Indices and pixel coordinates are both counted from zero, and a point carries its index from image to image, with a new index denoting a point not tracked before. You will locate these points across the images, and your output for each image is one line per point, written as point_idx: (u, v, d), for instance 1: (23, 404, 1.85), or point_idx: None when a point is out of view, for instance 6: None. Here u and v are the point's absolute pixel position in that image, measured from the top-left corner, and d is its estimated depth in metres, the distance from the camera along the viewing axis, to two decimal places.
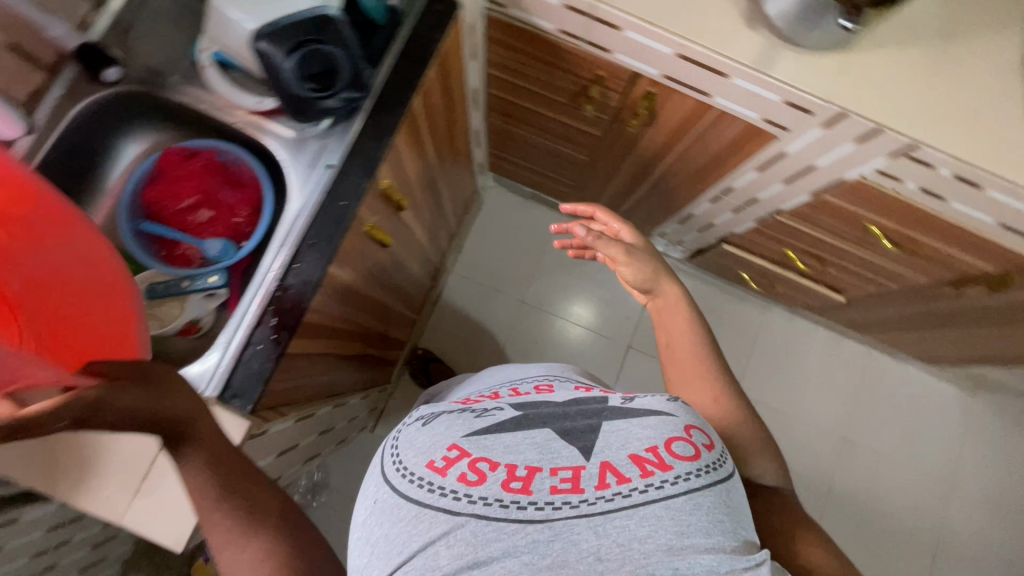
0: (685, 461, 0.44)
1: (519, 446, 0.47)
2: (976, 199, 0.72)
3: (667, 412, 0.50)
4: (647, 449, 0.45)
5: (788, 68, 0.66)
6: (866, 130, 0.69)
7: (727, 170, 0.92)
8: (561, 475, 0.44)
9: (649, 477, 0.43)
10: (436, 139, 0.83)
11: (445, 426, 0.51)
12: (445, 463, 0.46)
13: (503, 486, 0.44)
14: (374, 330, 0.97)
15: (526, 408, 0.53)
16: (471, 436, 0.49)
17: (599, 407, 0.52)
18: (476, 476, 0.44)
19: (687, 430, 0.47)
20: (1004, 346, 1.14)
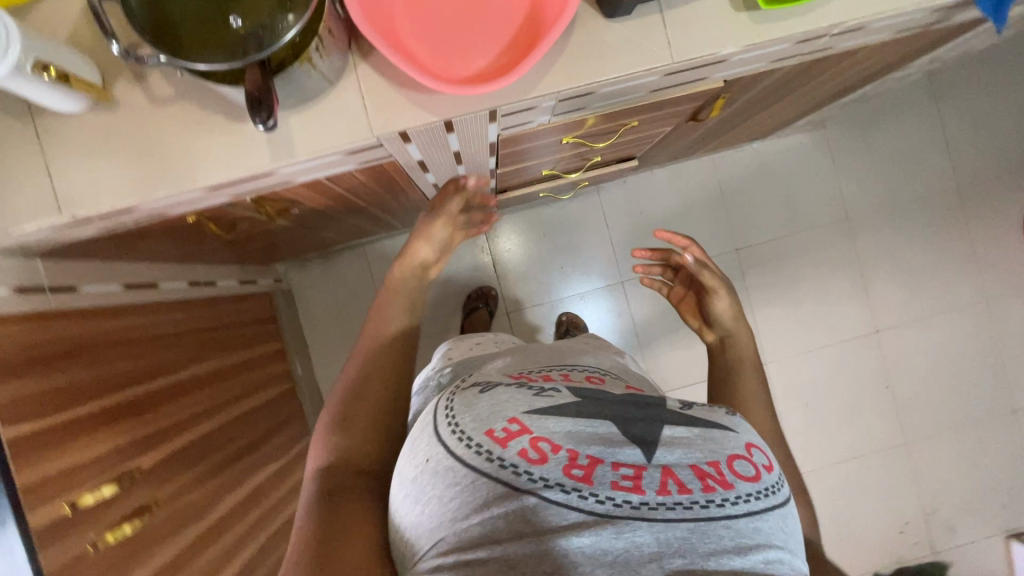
0: (746, 481, 0.42)
1: (581, 431, 0.43)
2: (605, 96, 0.62)
3: (727, 426, 0.47)
4: (709, 464, 0.42)
5: (307, 137, 0.54)
6: (444, 125, 0.58)
7: (407, 184, 0.82)
8: (624, 471, 0.40)
9: (709, 494, 0.40)
10: (113, 384, 0.75)
11: (505, 393, 0.45)
12: (504, 434, 0.41)
13: (565, 472, 0.40)
14: (238, 533, 0.94)
15: (582, 393, 0.48)
16: (538, 411, 0.43)
17: (659, 405, 0.47)
18: (537, 456, 0.40)
19: (748, 449, 0.45)
20: (795, 109, 1.07)
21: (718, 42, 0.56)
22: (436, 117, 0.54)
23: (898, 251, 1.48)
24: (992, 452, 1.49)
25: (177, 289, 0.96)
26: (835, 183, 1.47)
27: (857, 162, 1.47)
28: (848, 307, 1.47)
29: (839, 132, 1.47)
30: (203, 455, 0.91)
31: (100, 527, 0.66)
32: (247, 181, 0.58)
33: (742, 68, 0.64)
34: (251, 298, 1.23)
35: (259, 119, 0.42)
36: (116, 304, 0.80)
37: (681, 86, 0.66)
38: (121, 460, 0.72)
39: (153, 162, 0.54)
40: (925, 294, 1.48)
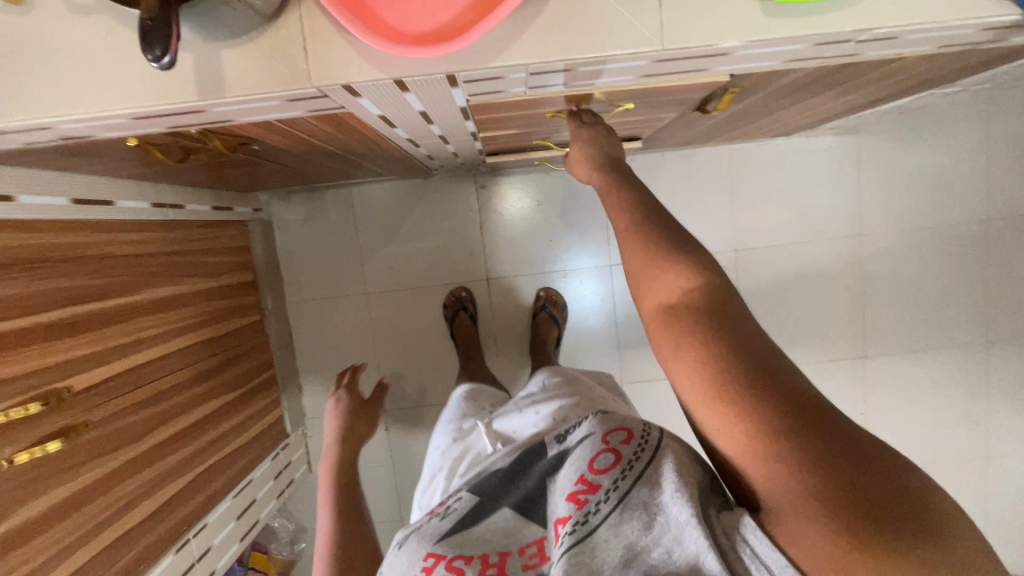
0: (608, 470, 0.51)
1: (486, 533, 0.54)
2: (586, 73, 0.54)
3: (587, 433, 0.56)
4: (577, 482, 0.51)
5: (240, 77, 0.48)
6: (396, 84, 0.51)
7: (376, 135, 0.76)
8: (529, 552, 0.52)
9: (584, 508, 0.49)
10: (49, 303, 0.73)
11: (421, 533, 0.55)
12: (424, 573, 0.50)
13: (481, 574, 0.49)
14: (178, 459, 0.95)
15: (483, 493, 0.58)
16: (443, 539, 0.53)
17: (536, 458, 0.59)
18: (454, 572, 0.49)
19: (602, 441, 0.54)
20: (822, 112, 0.97)
21: (720, 32, 0.48)
22: (385, 75, 0.48)
23: (905, 277, 1.39)
24: (955, 493, 1.46)
25: (136, 209, 0.92)
26: (854, 196, 1.37)
27: (885, 175, 1.37)
28: (839, 327, 1.41)
29: (871, 140, 1.36)
30: (148, 381, 0.90)
31: (18, 444, 0.66)
32: (177, 114, 0.53)
33: (751, 64, 0.56)
34: (224, 225, 1.20)
35: (152, 55, 0.37)
36: (61, 218, 0.77)
37: (678, 74, 0.58)
38: (50, 378, 0.72)
39: (69, 80, 0.49)
40: (923, 326, 1.41)
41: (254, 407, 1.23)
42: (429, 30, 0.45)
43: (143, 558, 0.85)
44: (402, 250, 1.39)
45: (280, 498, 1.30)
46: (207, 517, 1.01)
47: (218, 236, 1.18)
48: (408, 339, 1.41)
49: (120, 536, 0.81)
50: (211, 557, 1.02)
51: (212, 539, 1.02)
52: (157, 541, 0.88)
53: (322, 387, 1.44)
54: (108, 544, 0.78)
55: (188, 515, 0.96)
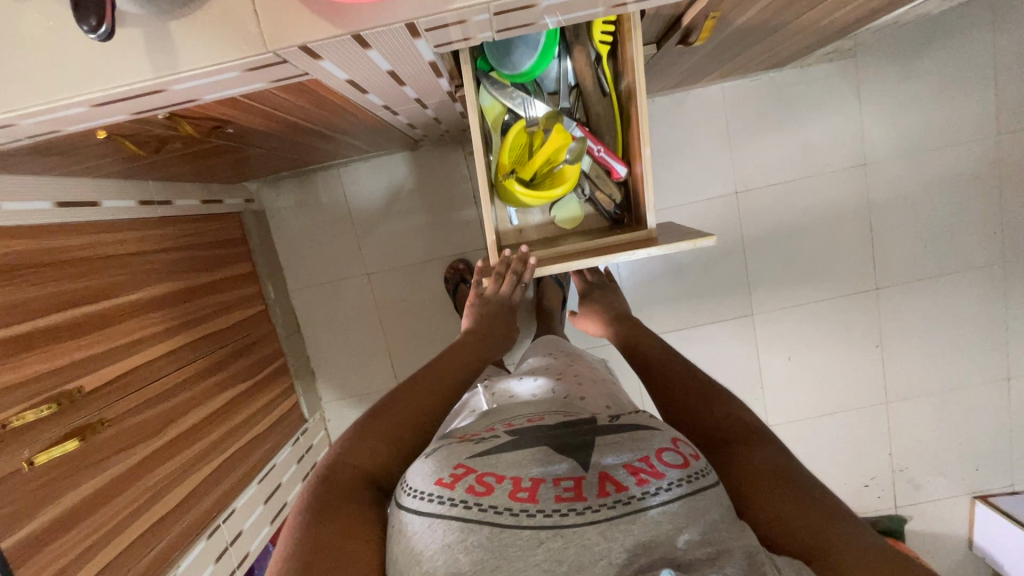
0: (675, 468, 0.49)
1: (521, 461, 0.50)
2: (555, 8, 0.52)
3: (655, 427, 0.55)
4: (640, 460, 0.50)
5: (194, 49, 0.47)
6: (355, 40, 0.49)
7: (348, 104, 0.73)
8: (564, 485, 0.48)
9: (644, 487, 0.48)
10: (50, 306, 0.73)
11: (448, 451, 0.52)
12: (452, 478, 0.48)
13: (511, 496, 0.46)
14: (200, 449, 0.97)
15: (521, 431, 0.55)
16: (478, 454, 0.50)
17: (589, 426, 0.56)
18: (484, 488, 0.47)
19: (674, 441, 0.53)
20: (814, 34, 0.93)
21: None
22: (342, 31, 0.46)
23: (914, 203, 1.35)
24: (973, 416, 1.45)
25: (124, 207, 0.92)
26: (856, 123, 1.32)
27: (886, 98, 1.31)
28: (848, 262, 1.38)
29: (871, 63, 1.30)
30: (160, 377, 0.91)
31: (36, 446, 0.68)
32: (138, 98, 0.51)
33: None
34: (215, 218, 1.19)
35: (89, 26, 0.35)
36: (48, 223, 0.76)
37: (652, 2, 0.55)
38: (61, 380, 0.73)
39: (16, 69, 0.47)
40: (934, 251, 1.37)
41: (269, 396, 1.25)
42: None
43: (176, 546, 0.88)
44: (399, 228, 1.38)
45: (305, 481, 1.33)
46: (234, 504, 1.04)
47: (211, 230, 1.17)
48: (413, 316, 1.42)
49: (151, 527, 0.83)
50: (243, 541, 1.05)
51: (242, 524, 1.06)
52: (188, 529, 0.91)
53: (335, 371, 1.45)
54: (139, 534, 0.81)
55: (215, 503, 0.99)
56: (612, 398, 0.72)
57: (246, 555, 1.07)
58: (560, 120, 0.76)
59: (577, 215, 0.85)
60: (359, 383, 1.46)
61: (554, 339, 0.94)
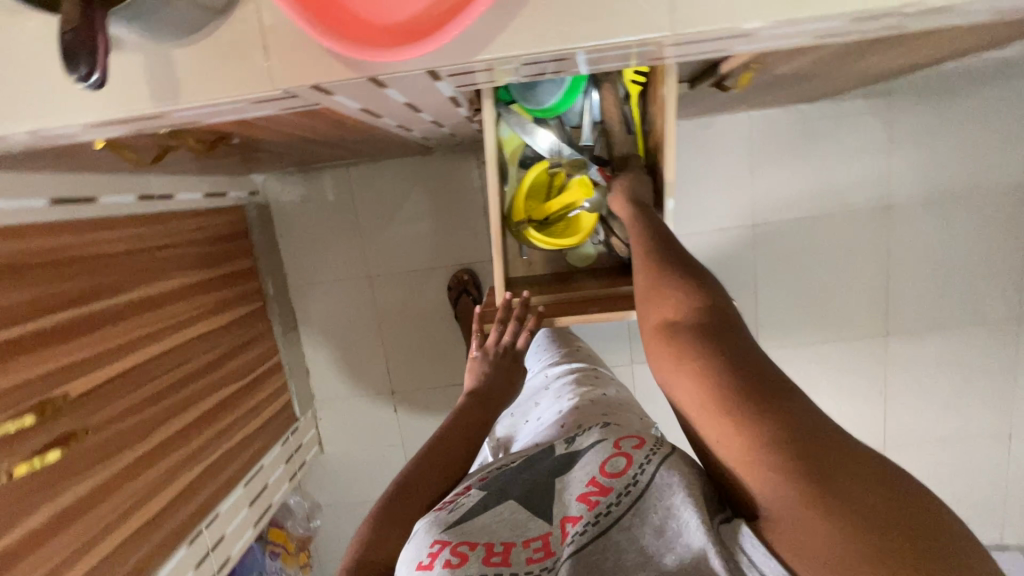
0: (620, 476, 0.47)
1: (490, 522, 0.47)
2: (586, 60, 0.48)
3: (602, 438, 0.53)
4: (588, 483, 0.48)
5: (198, 81, 0.43)
6: (370, 82, 0.45)
7: (361, 124, 0.70)
8: (533, 544, 0.45)
9: (596, 509, 0.45)
10: (40, 311, 0.71)
11: (421, 525, 0.47)
12: (429, 558, 0.43)
13: (485, 562, 0.43)
14: (185, 453, 0.95)
15: (489, 482, 0.52)
16: (452, 523, 0.46)
17: (544, 459, 0.53)
18: (458, 559, 0.42)
19: (615, 446, 0.50)
20: (852, 78, 0.89)
21: (744, 13, 0.41)
22: (359, 75, 0.42)
23: (935, 251, 1.31)
24: (971, 469, 1.43)
25: (123, 204, 0.89)
26: (884, 164, 1.28)
27: (917, 140, 1.26)
28: (861, 304, 1.35)
29: (906, 103, 1.25)
30: (150, 380, 0.89)
31: (16, 457, 0.66)
32: (136, 122, 0.48)
33: (777, 43, 0.49)
34: (216, 212, 1.16)
35: (78, 74, 0.33)
36: (41, 222, 0.74)
37: (691, 57, 0.52)
38: (47, 387, 0.71)
39: (7, 89, 0.44)
40: (950, 301, 1.34)
41: (261, 395, 1.23)
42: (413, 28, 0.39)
43: (156, 552, 0.87)
44: (404, 231, 1.35)
45: (292, 481, 1.32)
46: (218, 507, 1.03)
47: (212, 224, 1.14)
48: (413, 322, 1.39)
49: (131, 534, 0.82)
50: (225, 545, 1.04)
51: (225, 528, 1.04)
52: (170, 535, 0.90)
53: (330, 370, 1.44)
54: (118, 543, 0.79)
55: (198, 508, 0.98)
56: (606, 399, 0.67)
57: (228, 557, 1.06)
58: (586, 166, 0.72)
59: (589, 255, 0.83)
60: (354, 384, 1.44)
61: (565, 336, 0.90)
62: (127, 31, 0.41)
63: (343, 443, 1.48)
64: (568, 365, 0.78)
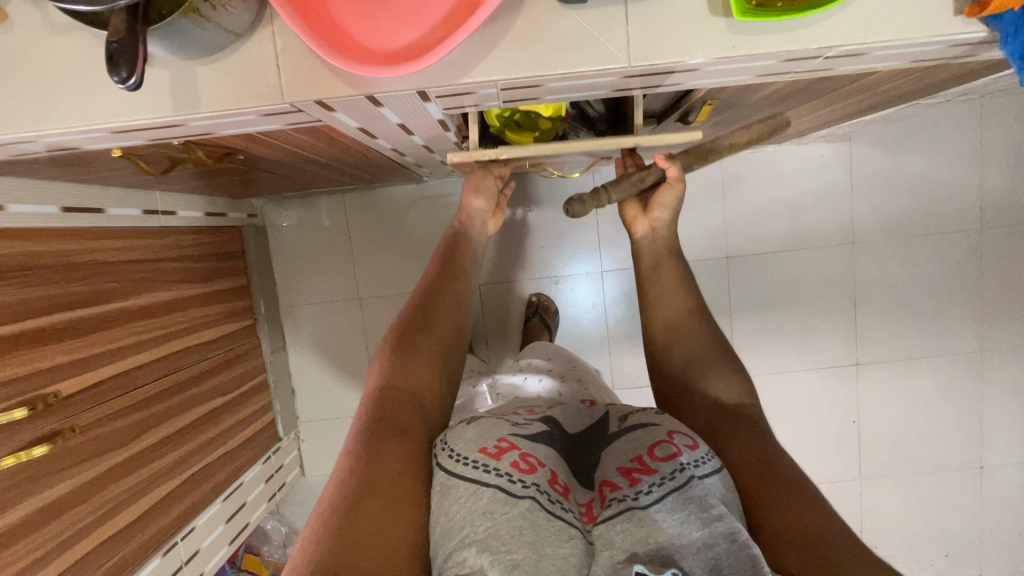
0: (666, 462, 0.52)
1: (552, 459, 0.55)
2: (558, 89, 0.55)
3: (653, 422, 0.58)
4: (633, 460, 0.54)
5: (215, 91, 0.49)
6: (367, 100, 0.52)
7: (360, 146, 0.77)
8: (580, 502, 0.53)
9: (636, 486, 0.51)
10: (42, 311, 0.74)
11: (489, 424, 0.56)
12: (497, 450, 0.52)
13: (549, 483, 0.52)
14: (166, 463, 0.96)
15: (553, 427, 0.61)
16: (518, 433, 0.55)
17: (600, 435, 0.61)
18: (527, 466, 0.52)
19: (669, 435, 0.55)
20: (807, 121, 0.98)
21: (688, 49, 0.48)
22: (355, 91, 0.49)
23: (899, 286, 1.39)
24: (947, 502, 1.45)
25: (128, 216, 0.94)
26: (847, 205, 1.37)
27: (877, 182, 1.36)
28: (831, 335, 1.41)
29: (865, 150, 1.35)
30: (139, 387, 0.92)
31: (4, 449, 0.68)
32: (157, 129, 0.54)
33: (724, 78, 0.56)
34: (214, 231, 1.21)
35: (118, 77, 0.39)
36: (49, 229, 0.78)
37: (651, 90, 0.59)
38: (41, 383, 0.74)
39: (45, 93, 0.50)
40: (916, 335, 1.40)
41: (246, 411, 1.24)
42: (400, 59, 0.46)
43: (131, 561, 0.87)
44: (395, 256, 1.40)
45: (272, 500, 1.31)
46: (195, 521, 1.03)
47: (210, 242, 1.19)
48: None
49: (107, 539, 0.82)
50: (199, 560, 1.03)
51: (200, 543, 1.04)
52: (145, 545, 0.90)
53: (318, 389, 1.45)
54: (91, 548, 0.79)
55: (175, 519, 0.98)
56: (591, 384, 0.89)
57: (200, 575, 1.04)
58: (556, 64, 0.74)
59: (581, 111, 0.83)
60: (341, 404, 1.45)
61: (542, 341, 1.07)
62: (157, 51, 0.47)
63: (327, 463, 1.48)
64: (559, 357, 0.97)
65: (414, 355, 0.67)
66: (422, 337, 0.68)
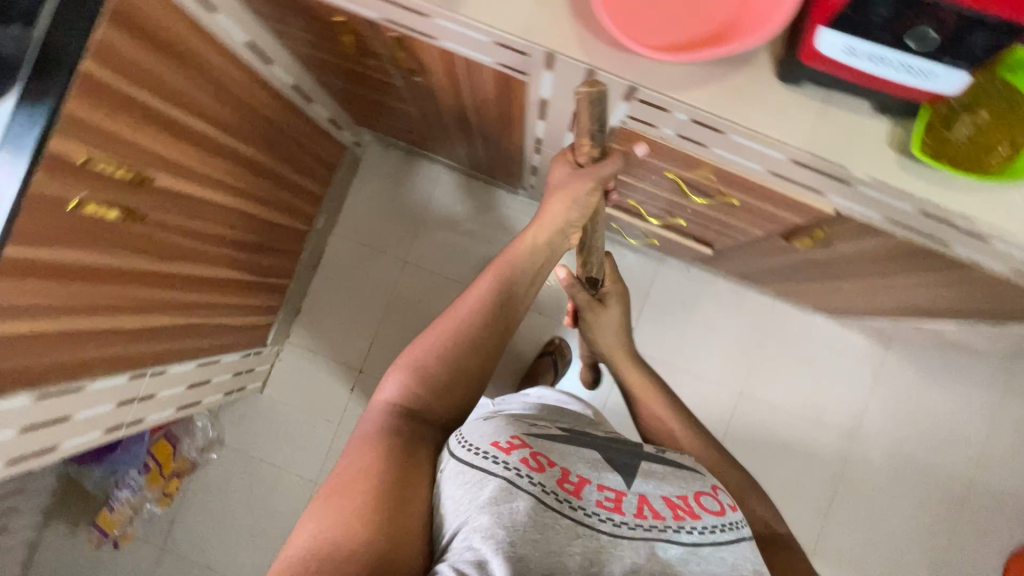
0: (709, 515, 0.58)
1: (573, 459, 0.58)
2: (729, 145, 0.63)
3: (691, 473, 0.63)
4: (677, 496, 0.59)
5: (476, 3, 0.57)
6: (584, 73, 0.60)
7: (520, 119, 0.84)
8: (607, 494, 0.56)
9: (679, 521, 0.56)
10: (190, 108, 0.81)
11: (505, 423, 0.59)
12: (508, 445, 0.54)
13: (558, 483, 0.54)
14: (181, 299, 0.96)
15: (573, 433, 0.64)
16: (531, 435, 0.58)
17: (634, 450, 0.64)
18: (536, 465, 0.54)
19: (711, 490, 0.61)
20: (873, 302, 1.06)
21: (856, 161, 0.56)
22: (587, 60, 0.57)
23: (879, 499, 1.41)
24: None
25: (283, 80, 1.02)
26: (862, 400, 1.43)
27: (897, 395, 1.43)
28: (800, 513, 1.41)
29: (899, 362, 1.42)
30: (206, 220, 0.95)
31: (94, 196, 0.70)
32: (406, 11, 0.62)
33: (860, 205, 0.64)
34: (327, 136, 1.28)
35: None
36: (234, 57, 0.86)
37: (794, 186, 0.67)
38: (149, 165, 0.77)
39: None
40: (876, 553, 1.40)
41: (259, 300, 1.25)
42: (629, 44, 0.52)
43: (106, 364, 0.85)
44: (455, 241, 1.46)
45: (227, 396, 1.28)
46: (168, 367, 1.01)
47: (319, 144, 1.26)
48: (416, 318, 1.45)
49: (104, 331, 0.82)
50: (148, 406, 1.00)
51: (160, 390, 1.01)
52: (124, 359, 0.88)
53: (323, 320, 1.46)
54: (88, 333, 0.78)
55: (157, 355, 0.96)
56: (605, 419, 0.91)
57: (138, 421, 1.01)
58: None
59: None
60: (335, 343, 1.45)
61: None
62: None
63: (290, 389, 1.46)
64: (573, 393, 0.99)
65: (416, 381, 0.63)
66: (429, 360, 0.64)
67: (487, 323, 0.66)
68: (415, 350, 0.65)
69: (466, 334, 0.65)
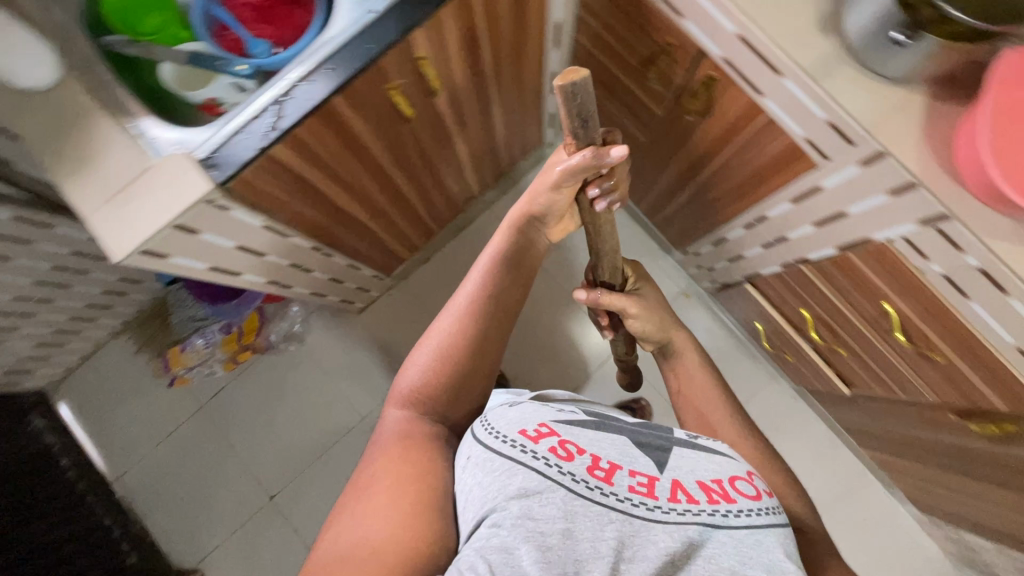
0: (745, 499, 0.55)
1: (603, 445, 0.56)
2: (1000, 308, 0.63)
3: (727, 459, 0.61)
4: (711, 480, 0.56)
5: (840, 82, 0.62)
6: (900, 182, 0.62)
7: (764, 193, 0.88)
8: (638, 479, 0.54)
9: (713, 504, 0.53)
10: (495, 53, 0.89)
11: (533, 408, 0.58)
12: (536, 434, 0.54)
13: (589, 470, 0.52)
14: (379, 203, 1.02)
15: (601, 416, 0.62)
16: (560, 423, 0.56)
17: (667, 434, 0.62)
18: (564, 453, 0.52)
19: (747, 477, 0.59)
20: (994, 522, 1.01)
21: None
22: (916, 173, 0.60)
23: None
24: None
25: (550, 65, 1.10)
26: None
27: None
28: None
29: None
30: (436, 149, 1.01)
31: (404, 88, 0.77)
32: (759, 60, 0.67)
33: None
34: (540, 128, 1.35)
35: None
36: (543, 30, 0.95)
37: None
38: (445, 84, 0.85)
39: None
40: None
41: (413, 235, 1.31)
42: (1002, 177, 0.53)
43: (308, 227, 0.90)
44: None
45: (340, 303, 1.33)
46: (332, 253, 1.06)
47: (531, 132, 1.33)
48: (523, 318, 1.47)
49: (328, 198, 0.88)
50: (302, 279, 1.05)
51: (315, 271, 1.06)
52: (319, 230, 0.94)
53: (441, 278, 1.51)
54: (321, 194, 0.84)
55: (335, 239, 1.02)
56: None
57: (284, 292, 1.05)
58: None
59: None
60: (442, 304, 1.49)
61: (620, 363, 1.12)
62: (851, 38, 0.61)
63: (382, 323, 1.50)
64: None
65: (427, 382, 0.69)
66: (433, 364, 0.69)
67: (482, 319, 0.70)
68: (423, 354, 0.71)
69: (459, 338, 0.70)
